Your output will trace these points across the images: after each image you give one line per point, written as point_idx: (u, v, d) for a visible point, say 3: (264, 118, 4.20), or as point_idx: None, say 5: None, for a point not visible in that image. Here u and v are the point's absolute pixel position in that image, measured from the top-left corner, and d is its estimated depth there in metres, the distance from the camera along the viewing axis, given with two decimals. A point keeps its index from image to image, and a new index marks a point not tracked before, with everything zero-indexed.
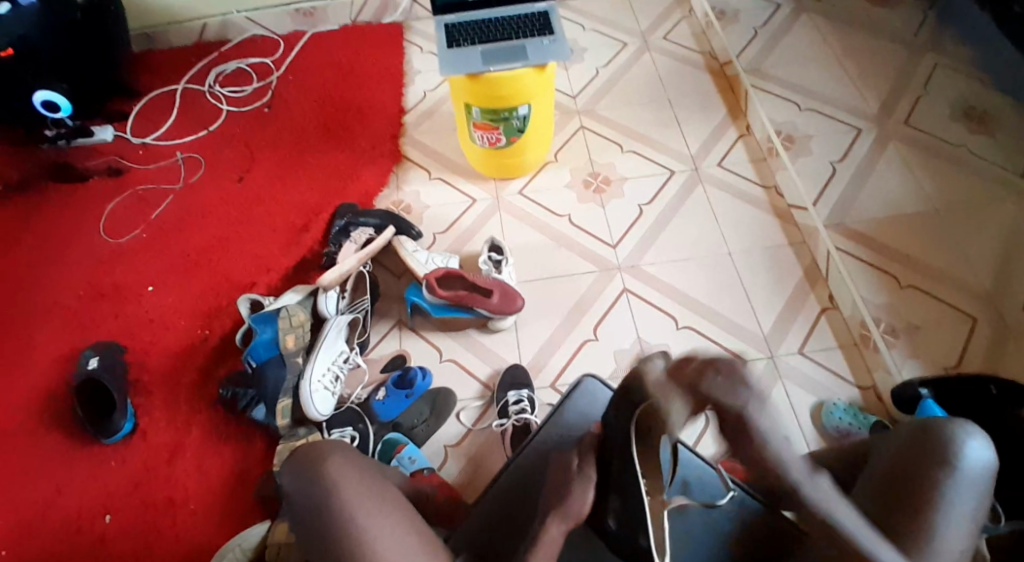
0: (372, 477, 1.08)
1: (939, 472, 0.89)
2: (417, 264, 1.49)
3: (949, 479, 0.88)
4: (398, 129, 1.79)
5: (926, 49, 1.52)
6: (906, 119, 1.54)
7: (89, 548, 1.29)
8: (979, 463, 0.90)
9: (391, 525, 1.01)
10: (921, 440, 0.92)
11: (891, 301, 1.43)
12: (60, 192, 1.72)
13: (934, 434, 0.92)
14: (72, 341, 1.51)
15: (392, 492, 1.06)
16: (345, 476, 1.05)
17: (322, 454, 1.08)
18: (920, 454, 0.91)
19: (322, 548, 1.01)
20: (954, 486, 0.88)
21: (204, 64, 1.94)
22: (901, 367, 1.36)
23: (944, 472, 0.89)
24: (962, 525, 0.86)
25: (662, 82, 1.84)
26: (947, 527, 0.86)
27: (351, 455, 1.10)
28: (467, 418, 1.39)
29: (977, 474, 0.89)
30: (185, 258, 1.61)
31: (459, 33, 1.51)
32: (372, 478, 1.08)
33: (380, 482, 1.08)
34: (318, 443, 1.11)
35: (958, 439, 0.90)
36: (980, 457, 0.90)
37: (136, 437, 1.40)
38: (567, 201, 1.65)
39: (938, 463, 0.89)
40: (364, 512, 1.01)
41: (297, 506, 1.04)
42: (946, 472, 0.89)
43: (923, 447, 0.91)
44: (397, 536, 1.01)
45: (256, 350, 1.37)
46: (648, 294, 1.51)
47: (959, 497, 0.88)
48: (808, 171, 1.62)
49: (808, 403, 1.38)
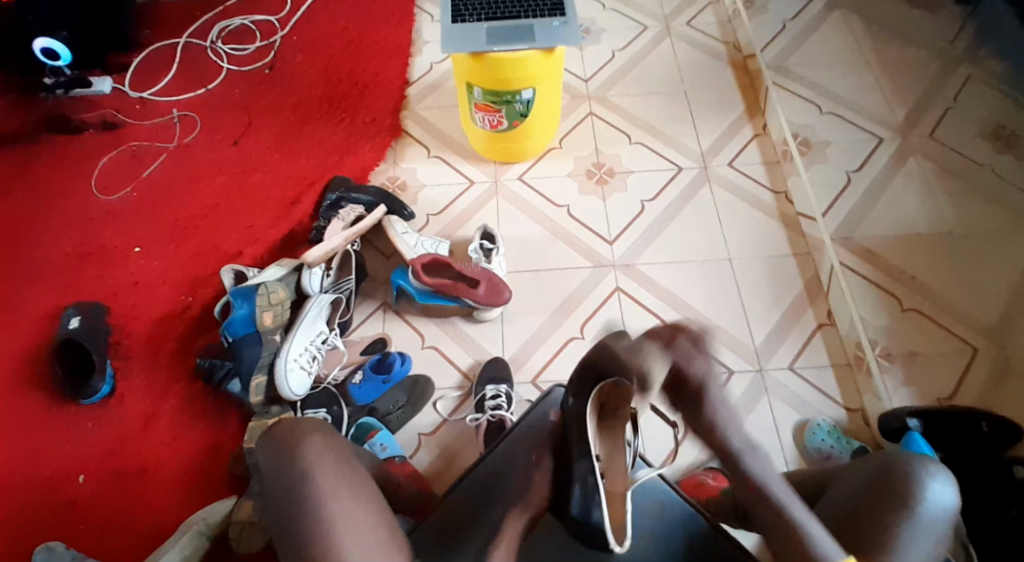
0: (351, 464, 0.95)
1: (896, 516, 0.85)
2: (405, 247, 1.45)
3: (904, 524, 0.84)
4: (401, 102, 1.74)
5: (963, 59, 1.51)
6: (930, 134, 1.52)
7: (62, 510, 1.29)
8: (941, 508, 0.85)
9: (363, 519, 0.89)
10: (883, 478, 0.88)
11: (892, 324, 1.38)
12: (56, 143, 1.69)
13: (895, 473, 0.87)
14: (56, 298, 1.50)
15: (366, 480, 0.94)
16: (321, 459, 0.92)
17: (301, 430, 0.95)
18: (878, 492, 0.87)
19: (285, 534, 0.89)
20: (909, 532, 0.84)
21: (209, 18, 1.89)
22: (892, 397, 1.30)
23: (901, 517, 0.84)
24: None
25: (680, 71, 1.77)
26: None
27: (330, 433, 0.97)
28: (443, 408, 1.36)
29: (936, 520, 0.84)
30: (174, 221, 1.58)
31: (465, 7, 1.43)
32: (352, 464, 0.95)
33: (355, 464, 0.96)
34: (299, 419, 0.98)
35: (921, 481, 0.86)
36: (942, 502, 0.85)
37: (113, 401, 1.39)
38: (568, 191, 1.60)
39: (896, 506, 0.85)
40: (337, 494, 0.89)
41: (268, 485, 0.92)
42: (903, 517, 0.84)
43: (884, 487, 0.87)
44: (362, 529, 0.88)
45: (233, 326, 1.35)
46: (641, 296, 1.46)
47: (913, 543, 0.84)
48: (819, 179, 1.55)
49: (793, 421, 1.33)
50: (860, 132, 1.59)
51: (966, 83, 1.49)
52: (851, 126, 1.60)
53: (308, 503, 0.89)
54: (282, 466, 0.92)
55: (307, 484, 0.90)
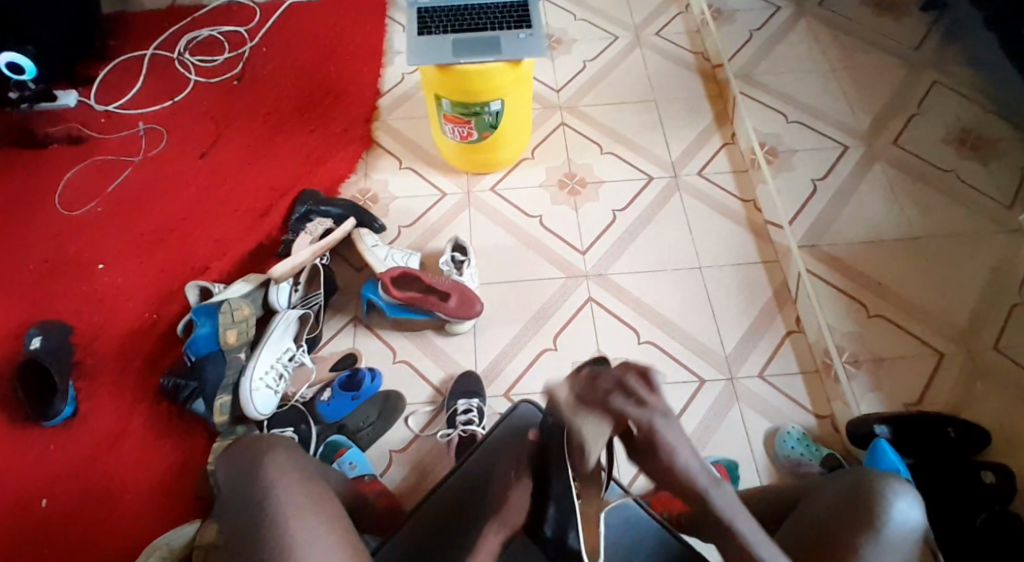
0: (314, 480, 0.94)
1: (862, 534, 0.83)
2: (375, 259, 1.44)
3: (870, 541, 0.83)
4: (372, 113, 1.73)
5: (926, 65, 1.62)
6: (895, 141, 1.56)
7: (25, 534, 1.26)
8: (907, 527, 0.84)
9: (327, 532, 0.88)
10: (851, 496, 0.87)
11: (859, 330, 1.39)
12: (19, 157, 1.66)
13: (863, 493, 0.87)
14: (18, 316, 1.47)
15: (331, 499, 0.93)
16: (283, 474, 0.92)
17: (261, 448, 0.95)
18: (848, 511, 0.86)
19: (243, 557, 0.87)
20: (875, 548, 0.82)
21: (176, 30, 1.87)
22: (860, 401, 1.31)
23: (867, 534, 0.83)
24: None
25: (650, 80, 1.77)
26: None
27: (292, 450, 0.98)
28: (415, 423, 1.35)
29: (902, 540, 0.83)
30: (140, 235, 1.56)
31: (431, 19, 1.43)
32: (316, 479, 0.95)
33: (321, 485, 0.95)
34: (262, 436, 0.98)
35: (886, 499, 0.85)
36: (908, 521, 0.85)
37: (77, 421, 1.36)
38: (540, 201, 1.60)
39: (863, 524, 0.84)
40: (299, 510, 0.88)
41: (229, 503, 0.91)
42: (869, 536, 0.83)
43: (853, 505, 0.86)
44: (327, 543, 0.87)
45: (196, 344, 1.34)
46: (613, 306, 1.46)
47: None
48: (787, 188, 1.56)
49: (763, 429, 1.33)
50: (827, 140, 1.61)
51: (931, 90, 1.59)
52: (818, 133, 1.62)
53: (271, 518, 0.87)
54: (245, 482, 0.91)
55: (267, 500, 0.89)
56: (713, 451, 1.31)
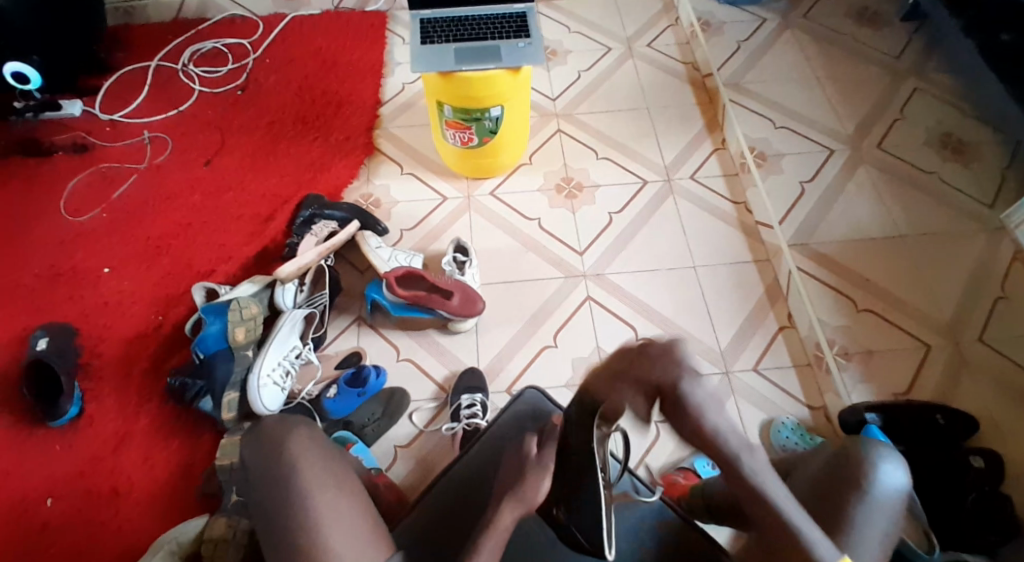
0: (335, 458, 0.99)
1: (850, 496, 0.87)
2: (379, 260, 1.48)
3: (859, 503, 0.87)
4: (374, 121, 1.78)
5: (909, 73, 1.63)
6: (880, 144, 1.62)
7: (30, 533, 1.27)
8: (892, 489, 0.88)
9: (342, 511, 0.92)
10: (837, 463, 0.90)
11: (849, 324, 1.44)
12: (25, 165, 1.69)
13: (849, 456, 0.90)
14: (25, 320, 1.49)
15: (350, 481, 0.97)
16: (307, 454, 0.96)
17: (288, 426, 0.99)
18: (835, 477, 0.89)
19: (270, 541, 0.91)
20: (864, 513, 0.86)
21: (181, 42, 1.92)
22: (851, 392, 1.36)
23: (855, 495, 0.87)
24: (871, 553, 0.84)
25: (642, 89, 1.84)
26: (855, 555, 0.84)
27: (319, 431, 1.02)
28: (419, 419, 1.38)
29: (889, 501, 0.87)
30: (145, 241, 1.59)
31: (434, 29, 1.48)
32: (335, 457, 0.99)
33: (342, 462, 1.00)
34: (284, 417, 1.01)
35: (873, 463, 0.89)
36: (893, 483, 0.88)
37: (84, 422, 1.37)
38: (538, 205, 1.64)
39: (851, 488, 0.88)
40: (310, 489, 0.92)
41: (252, 485, 0.95)
42: (857, 496, 0.87)
43: (836, 469, 0.90)
44: (347, 523, 0.91)
45: (205, 342, 1.36)
46: (612, 304, 1.50)
47: (869, 522, 0.86)
48: (776, 190, 1.62)
49: (759, 420, 1.37)
50: (812, 145, 1.68)
51: (912, 97, 1.61)
52: (805, 139, 1.69)
53: (294, 495, 0.92)
54: (271, 458, 0.95)
55: (280, 484, 0.93)
56: None
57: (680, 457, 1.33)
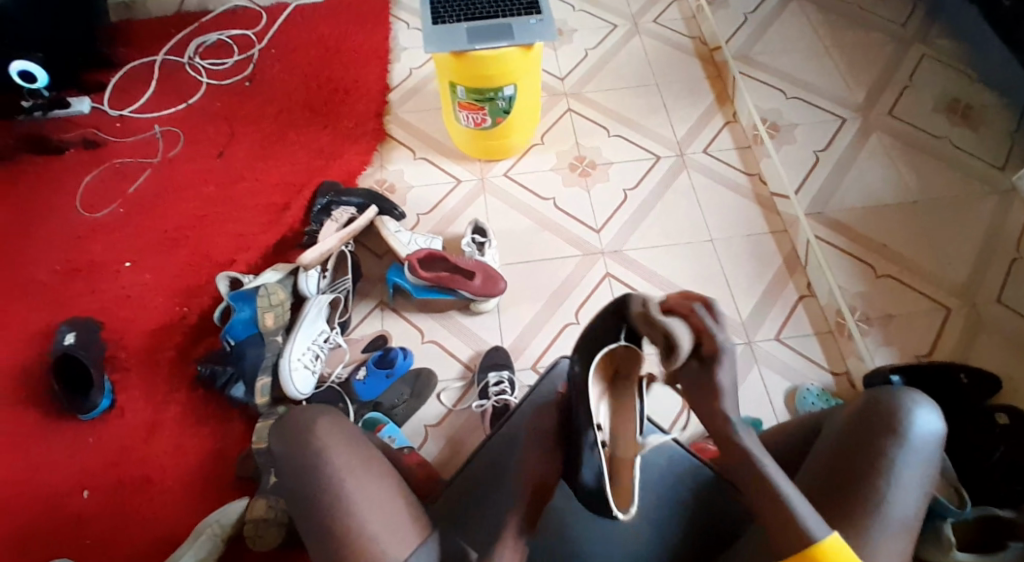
0: (359, 443, 0.99)
1: (887, 443, 0.88)
2: (399, 244, 1.49)
3: (896, 449, 0.88)
4: (383, 107, 1.78)
5: (914, 39, 1.66)
6: (890, 112, 1.62)
7: (66, 526, 1.27)
8: (928, 435, 0.89)
9: (378, 495, 0.94)
10: (869, 412, 0.91)
11: (867, 289, 1.45)
12: (36, 163, 1.69)
13: (881, 405, 0.91)
14: (47, 317, 1.49)
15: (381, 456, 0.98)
16: (334, 445, 0.96)
17: (312, 418, 0.99)
18: (867, 425, 0.90)
19: (317, 520, 0.92)
20: (902, 458, 0.88)
21: (185, 35, 1.91)
22: (873, 355, 1.37)
23: (891, 442, 0.88)
24: (911, 496, 0.87)
25: (649, 66, 1.84)
26: (896, 498, 0.86)
27: (340, 417, 1.01)
28: (447, 399, 1.39)
29: (924, 446, 0.89)
30: (162, 234, 1.59)
31: (444, 9, 1.47)
32: (361, 443, 0.99)
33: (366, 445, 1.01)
34: (309, 407, 1.02)
35: (907, 409, 0.90)
36: (929, 428, 0.89)
37: (113, 414, 1.38)
38: (552, 184, 1.65)
39: (887, 434, 0.89)
40: (350, 470, 0.94)
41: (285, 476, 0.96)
42: (894, 442, 0.88)
43: (868, 417, 0.91)
44: (383, 506, 0.93)
45: (234, 329, 1.36)
46: (631, 280, 1.51)
47: (908, 467, 0.88)
48: (791, 160, 1.63)
49: (783, 388, 1.39)
50: (824, 114, 1.68)
51: (919, 64, 1.64)
52: (816, 108, 1.69)
53: (328, 483, 0.93)
54: (300, 449, 0.96)
55: (322, 465, 0.95)
56: None
57: None
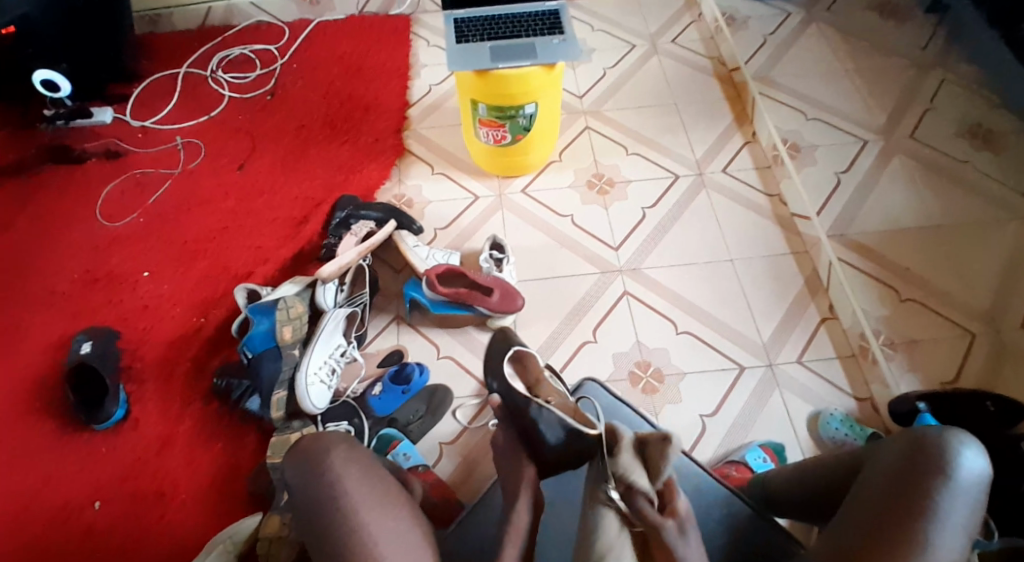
0: (373, 470, 0.99)
1: (934, 482, 0.87)
2: (417, 259, 1.48)
3: (944, 490, 0.86)
4: (403, 123, 1.78)
5: (934, 64, 1.64)
6: (912, 133, 1.59)
7: (76, 538, 1.26)
8: (974, 474, 0.88)
9: (391, 525, 0.93)
10: (914, 450, 0.90)
11: (891, 314, 1.43)
12: (57, 172, 1.70)
13: (929, 444, 0.90)
14: (64, 326, 1.49)
15: (393, 488, 0.99)
16: (348, 470, 0.96)
17: (324, 443, 0.98)
18: (911, 466, 0.89)
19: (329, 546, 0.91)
20: (948, 497, 0.86)
21: (207, 49, 1.93)
22: (899, 383, 1.35)
23: (939, 481, 0.87)
24: (958, 538, 0.85)
25: (669, 85, 1.84)
26: (940, 541, 0.84)
27: (353, 443, 1.01)
28: (462, 416, 1.37)
29: (972, 486, 0.87)
30: (182, 245, 1.59)
31: (468, 28, 1.48)
32: (373, 469, 0.99)
33: (380, 474, 1.00)
34: (322, 433, 1.01)
35: (954, 449, 0.89)
36: (975, 469, 0.88)
37: (127, 425, 1.37)
38: (571, 201, 1.65)
39: (934, 473, 0.88)
40: (366, 503, 0.93)
41: (299, 500, 0.95)
42: (941, 481, 0.87)
43: (915, 457, 0.90)
44: (396, 536, 0.92)
45: (253, 341, 1.37)
46: (648, 298, 1.50)
47: (954, 507, 0.86)
48: (812, 182, 1.61)
49: (805, 412, 1.37)
50: (844, 136, 1.66)
51: (940, 87, 1.61)
52: (837, 129, 1.67)
53: (340, 510, 0.92)
54: (312, 478, 0.95)
55: (338, 490, 0.94)
56: (756, 435, 1.35)
57: (728, 450, 1.33)
